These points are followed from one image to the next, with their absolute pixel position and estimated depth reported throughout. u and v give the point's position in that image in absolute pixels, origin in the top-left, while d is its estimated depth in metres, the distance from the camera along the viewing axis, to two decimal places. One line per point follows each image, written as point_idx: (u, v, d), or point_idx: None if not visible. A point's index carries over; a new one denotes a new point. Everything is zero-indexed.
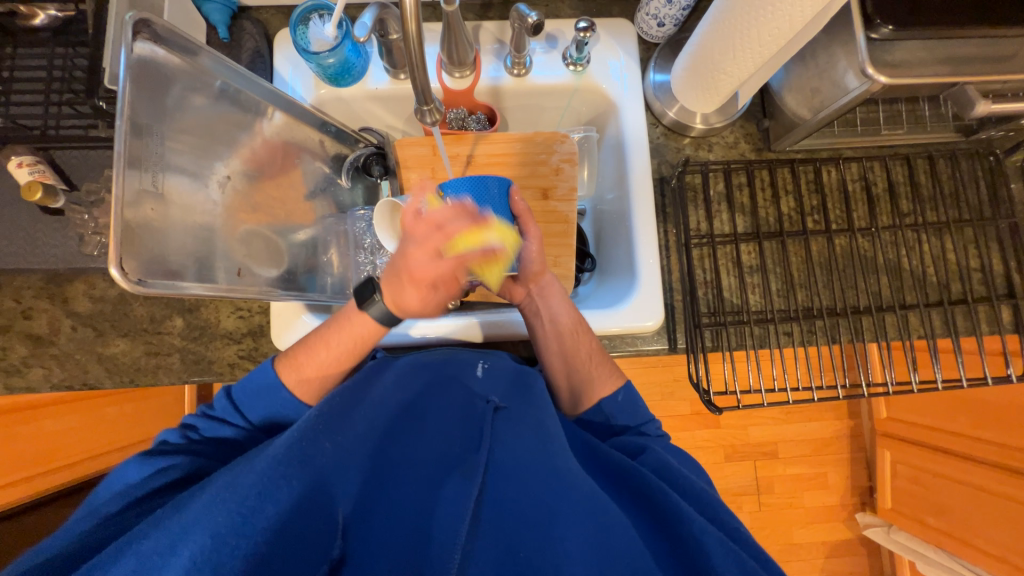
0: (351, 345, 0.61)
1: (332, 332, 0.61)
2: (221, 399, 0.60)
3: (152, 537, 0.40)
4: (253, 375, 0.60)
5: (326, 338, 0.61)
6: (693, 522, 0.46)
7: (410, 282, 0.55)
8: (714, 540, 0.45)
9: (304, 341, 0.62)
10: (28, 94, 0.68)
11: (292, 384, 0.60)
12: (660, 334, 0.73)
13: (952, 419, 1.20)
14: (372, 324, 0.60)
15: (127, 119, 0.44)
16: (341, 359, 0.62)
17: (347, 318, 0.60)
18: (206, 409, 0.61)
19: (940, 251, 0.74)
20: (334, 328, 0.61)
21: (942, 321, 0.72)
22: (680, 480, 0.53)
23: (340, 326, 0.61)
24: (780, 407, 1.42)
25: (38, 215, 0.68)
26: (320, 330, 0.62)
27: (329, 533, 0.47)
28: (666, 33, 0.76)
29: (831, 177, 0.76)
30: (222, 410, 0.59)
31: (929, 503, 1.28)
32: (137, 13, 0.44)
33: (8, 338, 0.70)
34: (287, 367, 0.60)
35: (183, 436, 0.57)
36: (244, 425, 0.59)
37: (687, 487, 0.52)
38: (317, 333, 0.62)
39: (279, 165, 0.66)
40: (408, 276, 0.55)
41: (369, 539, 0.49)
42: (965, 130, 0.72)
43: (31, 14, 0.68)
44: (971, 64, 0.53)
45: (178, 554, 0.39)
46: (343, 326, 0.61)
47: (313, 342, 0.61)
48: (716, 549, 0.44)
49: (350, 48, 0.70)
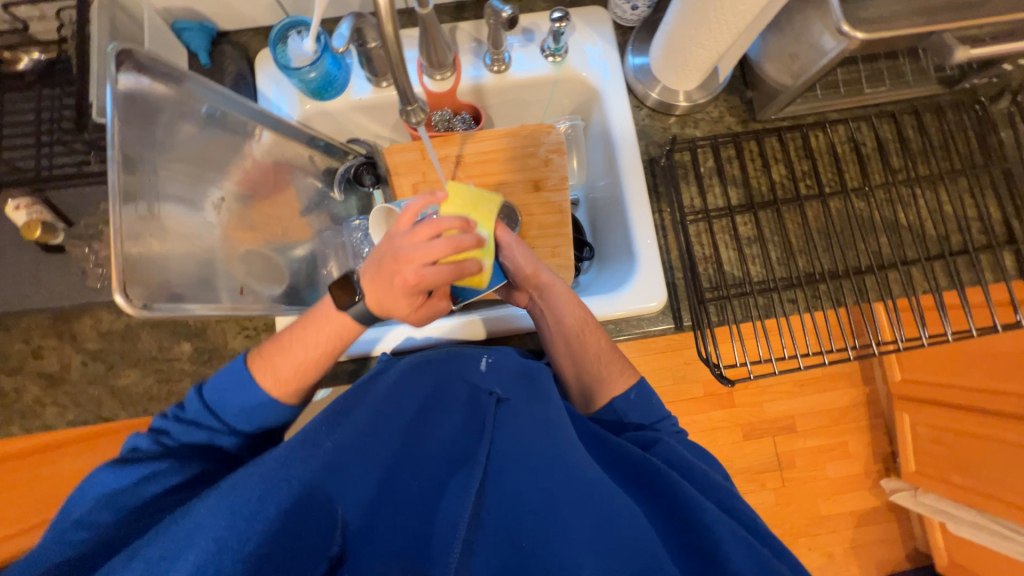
0: (337, 337, 0.58)
1: (309, 333, 0.58)
2: (215, 404, 0.57)
3: (158, 541, 0.40)
4: (228, 383, 0.57)
5: (303, 338, 0.58)
6: (704, 510, 0.46)
7: (399, 287, 0.53)
8: (726, 528, 0.45)
9: (277, 341, 0.59)
10: (19, 137, 0.69)
11: (269, 386, 0.57)
12: (664, 313, 0.73)
13: (965, 374, 1.19)
14: (348, 320, 0.57)
15: (118, 151, 0.45)
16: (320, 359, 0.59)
17: (323, 316, 0.57)
18: (177, 412, 0.59)
19: (936, 204, 0.74)
20: (310, 328, 0.58)
21: (946, 273, 0.72)
22: (692, 469, 0.53)
23: (315, 325, 0.58)
24: (793, 379, 1.42)
25: (40, 255, 0.68)
26: (293, 331, 0.58)
27: (329, 534, 0.47)
28: (641, 16, 0.77)
29: (819, 142, 0.76)
30: (220, 416, 0.57)
31: (952, 462, 1.27)
32: (119, 44, 0.45)
33: (21, 379, 0.71)
34: (262, 368, 0.58)
35: (156, 441, 0.56)
36: (242, 441, 0.59)
37: (701, 478, 0.52)
38: (291, 332, 0.59)
39: (271, 184, 0.67)
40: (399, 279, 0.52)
41: (371, 543, 0.48)
42: (948, 81, 0.73)
43: (16, 58, 0.69)
44: (950, 11, 0.51)
45: (183, 558, 0.39)
46: (319, 324, 0.58)
47: (287, 342, 0.58)
48: (728, 537, 0.45)
49: (329, 61, 0.71)
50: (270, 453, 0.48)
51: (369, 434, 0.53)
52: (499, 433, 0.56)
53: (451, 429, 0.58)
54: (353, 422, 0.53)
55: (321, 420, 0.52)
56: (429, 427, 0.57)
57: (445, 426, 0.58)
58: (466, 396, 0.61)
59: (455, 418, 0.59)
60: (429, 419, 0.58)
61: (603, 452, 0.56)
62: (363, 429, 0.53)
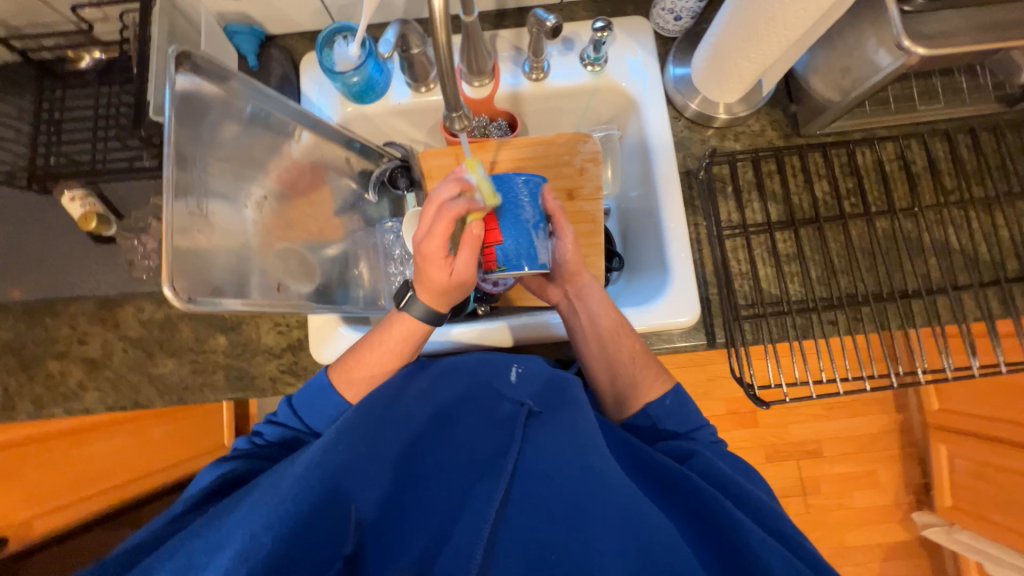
0: (403, 344, 0.60)
1: (379, 336, 0.59)
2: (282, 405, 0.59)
3: (201, 537, 0.43)
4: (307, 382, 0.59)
5: (369, 343, 0.59)
6: (749, 533, 0.44)
7: (427, 264, 0.55)
8: (772, 550, 0.43)
9: (354, 348, 0.61)
10: (76, 132, 0.72)
11: (339, 394, 0.58)
12: (696, 329, 0.71)
13: (1009, 407, 1.13)
14: (414, 324, 0.59)
15: (172, 148, 0.46)
16: (388, 362, 0.59)
17: (391, 323, 0.60)
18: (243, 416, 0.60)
19: (991, 229, 0.70)
20: (380, 334, 0.60)
21: (1000, 301, 0.68)
22: (733, 486, 0.50)
23: (384, 332, 0.59)
24: (821, 402, 1.37)
25: (91, 244, 0.71)
26: (366, 337, 0.61)
27: (342, 532, 0.47)
28: (683, 27, 0.76)
29: (866, 159, 0.74)
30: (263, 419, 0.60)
31: (994, 498, 1.20)
32: (179, 46, 0.47)
33: (66, 363, 0.74)
34: (338, 371, 0.59)
35: None
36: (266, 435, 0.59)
37: (743, 495, 0.50)
38: (363, 342, 0.60)
39: (308, 183, 0.68)
40: (423, 254, 0.55)
41: (390, 540, 0.50)
42: (1007, 100, 0.68)
43: (79, 58, 0.73)
44: (1019, 27, 0.49)
45: (220, 555, 0.41)
46: (387, 332, 0.59)
47: (360, 349, 0.60)
48: (774, 562, 0.43)
49: (373, 66, 0.73)
50: (303, 455, 0.48)
51: (396, 439, 0.53)
52: (528, 444, 0.55)
53: (479, 436, 0.57)
54: (383, 427, 0.53)
55: (357, 421, 0.52)
56: (456, 433, 0.57)
57: (473, 436, 0.57)
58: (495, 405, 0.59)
59: (484, 426, 0.58)
60: (459, 425, 0.57)
61: (636, 464, 0.55)
62: (391, 433, 0.53)
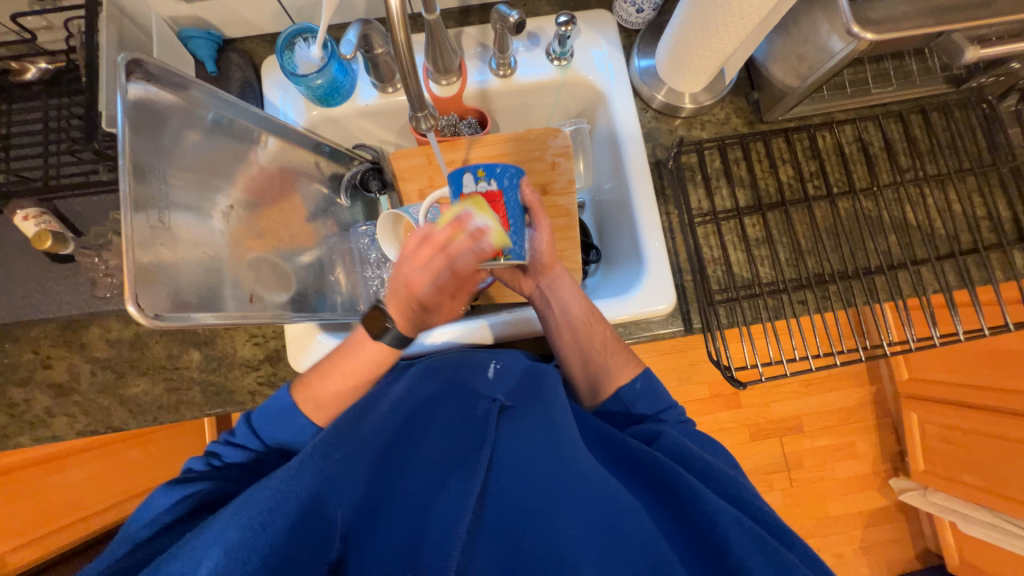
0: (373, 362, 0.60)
1: (346, 357, 0.60)
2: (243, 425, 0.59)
3: (178, 557, 0.41)
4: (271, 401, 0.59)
5: (343, 365, 0.59)
6: (707, 503, 0.46)
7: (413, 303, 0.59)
8: (729, 518, 0.45)
9: (317, 367, 0.61)
10: (26, 148, 0.69)
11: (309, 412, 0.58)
12: (673, 316, 0.72)
13: (972, 374, 1.18)
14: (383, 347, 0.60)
15: (129, 160, 0.45)
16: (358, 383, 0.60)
17: (359, 343, 0.60)
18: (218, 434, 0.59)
19: (945, 203, 0.74)
20: (348, 354, 0.60)
21: (955, 272, 0.71)
22: (697, 462, 0.51)
23: (352, 353, 0.60)
24: (799, 379, 1.42)
25: (49, 264, 0.68)
26: (332, 357, 0.61)
27: (321, 536, 0.46)
28: (645, 19, 0.77)
29: (826, 143, 0.76)
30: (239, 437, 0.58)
31: (963, 460, 1.26)
32: (128, 53, 0.45)
33: (30, 390, 0.71)
34: (303, 394, 0.59)
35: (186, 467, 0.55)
36: (244, 450, 0.58)
37: (706, 469, 0.51)
38: (328, 361, 0.61)
39: (278, 191, 0.67)
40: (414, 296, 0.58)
41: (366, 542, 0.49)
42: (954, 80, 0.71)
43: (23, 69, 0.69)
44: (958, 10, 0.51)
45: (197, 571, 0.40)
46: (357, 351, 0.60)
47: (326, 369, 0.60)
48: (733, 530, 0.44)
49: (336, 68, 0.72)
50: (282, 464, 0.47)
51: (372, 443, 0.53)
52: (501, 441, 0.56)
53: (453, 436, 0.57)
54: (360, 431, 0.53)
55: (334, 428, 0.51)
56: (430, 433, 0.58)
57: (445, 436, 0.58)
58: (467, 403, 0.60)
59: (455, 426, 0.58)
60: (433, 425, 0.58)
61: (610, 452, 0.56)
62: (367, 438, 0.53)
